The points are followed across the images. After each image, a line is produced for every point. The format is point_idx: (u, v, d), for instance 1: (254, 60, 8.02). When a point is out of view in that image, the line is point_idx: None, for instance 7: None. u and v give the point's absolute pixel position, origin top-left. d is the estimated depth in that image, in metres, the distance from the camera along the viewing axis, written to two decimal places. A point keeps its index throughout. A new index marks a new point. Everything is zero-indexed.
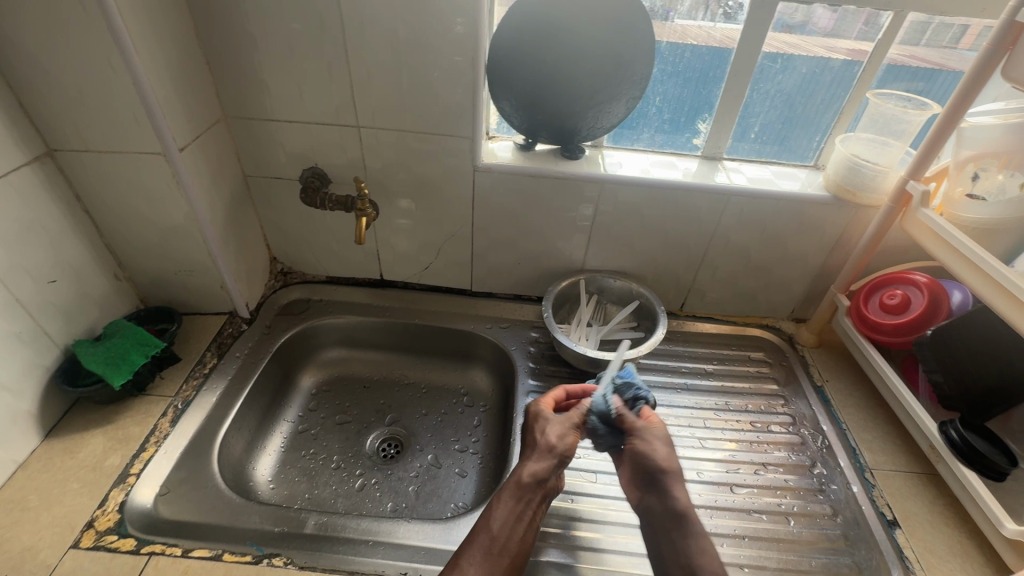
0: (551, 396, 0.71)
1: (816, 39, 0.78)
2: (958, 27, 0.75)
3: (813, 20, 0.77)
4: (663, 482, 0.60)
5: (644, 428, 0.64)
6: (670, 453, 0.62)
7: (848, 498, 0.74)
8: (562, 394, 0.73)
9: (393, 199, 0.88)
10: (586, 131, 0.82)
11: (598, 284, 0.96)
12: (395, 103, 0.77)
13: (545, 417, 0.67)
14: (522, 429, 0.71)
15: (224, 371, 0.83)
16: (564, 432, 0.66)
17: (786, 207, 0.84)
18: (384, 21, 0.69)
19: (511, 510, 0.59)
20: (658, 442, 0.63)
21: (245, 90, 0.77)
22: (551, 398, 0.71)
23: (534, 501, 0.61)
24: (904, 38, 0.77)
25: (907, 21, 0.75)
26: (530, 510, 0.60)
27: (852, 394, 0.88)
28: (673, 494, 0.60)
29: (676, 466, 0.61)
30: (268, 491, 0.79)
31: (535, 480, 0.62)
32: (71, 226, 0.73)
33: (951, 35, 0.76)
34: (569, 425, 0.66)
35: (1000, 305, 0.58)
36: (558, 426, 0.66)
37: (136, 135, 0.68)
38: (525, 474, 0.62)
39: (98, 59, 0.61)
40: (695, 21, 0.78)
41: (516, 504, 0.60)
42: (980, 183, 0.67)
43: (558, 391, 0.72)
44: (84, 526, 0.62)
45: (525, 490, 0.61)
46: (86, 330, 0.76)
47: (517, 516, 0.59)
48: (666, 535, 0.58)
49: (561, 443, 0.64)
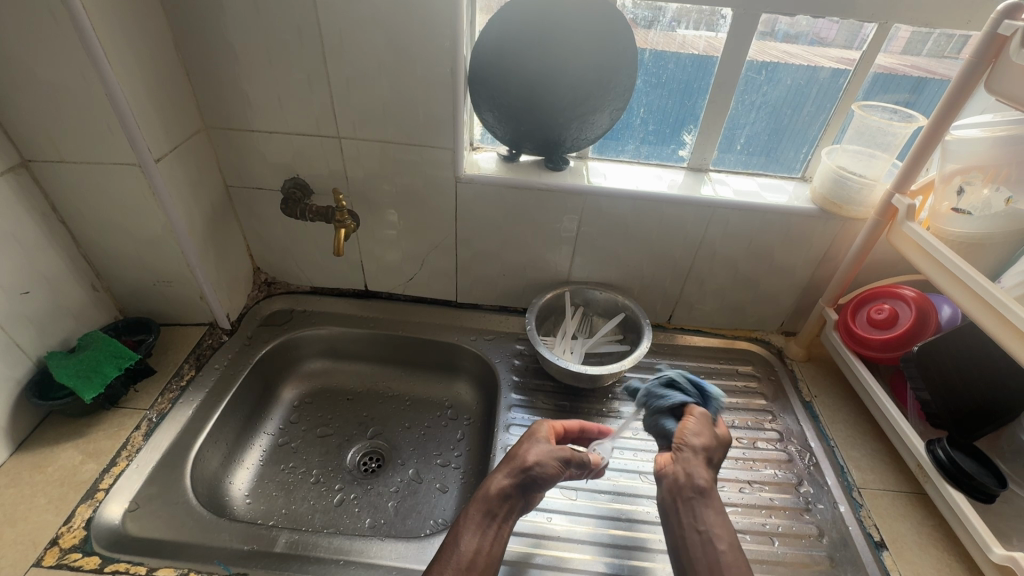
0: (561, 423, 0.70)
1: (815, 49, 0.77)
2: (959, 37, 0.74)
3: (815, 30, 0.76)
4: (693, 462, 0.59)
5: (701, 415, 0.62)
6: (716, 440, 0.60)
7: (835, 517, 0.72)
8: (575, 427, 0.71)
9: (375, 210, 0.88)
10: (570, 142, 0.82)
11: (583, 295, 0.95)
12: (375, 114, 0.77)
13: (534, 438, 0.66)
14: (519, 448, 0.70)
15: (202, 383, 0.82)
16: (546, 459, 0.63)
17: (771, 219, 0.83)
18: (363, 31, 0.69)
19: (476, 525, 0.59)
20: (707, 429, 0.61)
21: (225, 101, 0.77)
22: (557, 424, 0.69)
23: (498, 517, 0.60)
24: (906, 48, 0.76)
25: (905, 32, 0.75)
26: (494, 526, 0.60)
27: (842, 411, 0.87)
28: (698, 473, 0.58)
29: (714, 453, 0.60)
30: (243, 507, 0.77)
31: (501, 494, 0.61)
32: (47, 238, 0.72)
33: (953, 45, 0.75)
34: (557, 452, 0.64)
35: (988, 322, 0.57)
36: (542, 450, 0.64)
37: (111, 146, 0.68)
38: (493, 487, 0.62)
39: (71, 70, 0.61)
40: (696, 31, 0.77)
41: (481, 518, 0.60)
42: (965, 197, 0.66)
43: (571, 423, 0.71)
44: (47, 543, 0.61)
45: (492, 505, 0.61)
46: (60, 341, 0.75)
47: (481, 531, 0.59)
48: (681, 504, 0.59)
49: (537, 468, 0.62)
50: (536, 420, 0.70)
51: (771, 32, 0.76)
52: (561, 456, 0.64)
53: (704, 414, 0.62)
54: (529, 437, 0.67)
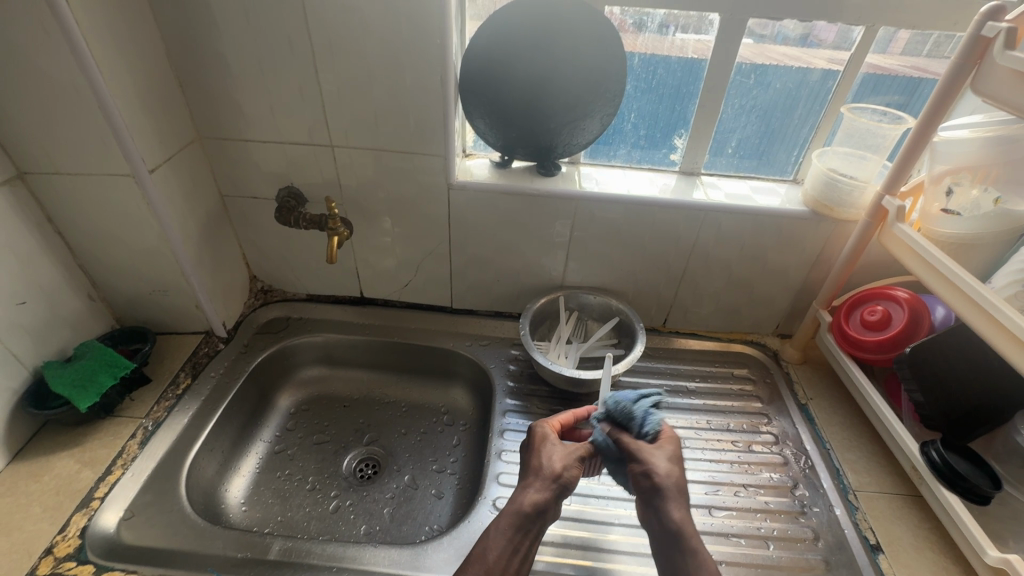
0: (559, 419, 0.70)
1: (817, 51, 0.78)
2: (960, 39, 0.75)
3: (815, 33, 0.76)
4: (658, 502, 0.58)
5: (640, 449, 0.61)
6: (667, 470, 0.59)
7: (831, 521, 0.71)
8: (570, 418, 0.71)
9: (369, 217, 0.88)
10: (562, 147, 0.82)
11: (577, 300, 0.95)
12: (367, 122, 0.77)
13: (552, 442, 0.65)
14: (523, 450, 0.68)
15: (197, 391, 0.83)
16: (570, 462, 0.63)
17: (763, 223, 0.83)
18: (353, 40, 0.70)
19: (508, 541, 0.58)
20: (656, 459, 0.60)
21: (219, 112, 0.78)
22: (556, 423, 0.69)
23: (531, 531, 0.59)
24: (905, 50, 0.77)
25: (906, 34, 0.75)
26: (525, 542, 0.59)
27: (838, 413, 0.86)
28: (667, 512, 0.57)
29: (675, 482, 0.58)
30: (239, 515, 0.78)
31: (535, 508, 0.60)
32: (44, 249, 0.73)
33: (953, 47, 0.76)
34: (577, 452, 0.65)
35: (980, 325, 0.56)
36: (563, 453, 0.64)
37: (106, 158, 0.69)
38: (526, 503, 0.60)
39: (65, 84, 0.62)
40: (695, 34, 0.78)
41: (512, 535, 0.58)
42: (954, 198, 0.66)
43: (567, 416, 0.71)
44: (42, 553, 0.61)
45: (526, 520, 0.59)
46: (57, 351, 0.76)
47: (514, 546, 0.58)
48: (664, 551, 0.57)
49: (566, 473, 0.62)
50: (535, 424, 0.68)
51: (772, 36, 0.77)
52: (582, 452, 0.65)
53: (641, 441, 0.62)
54: (546, 444, 0.65)
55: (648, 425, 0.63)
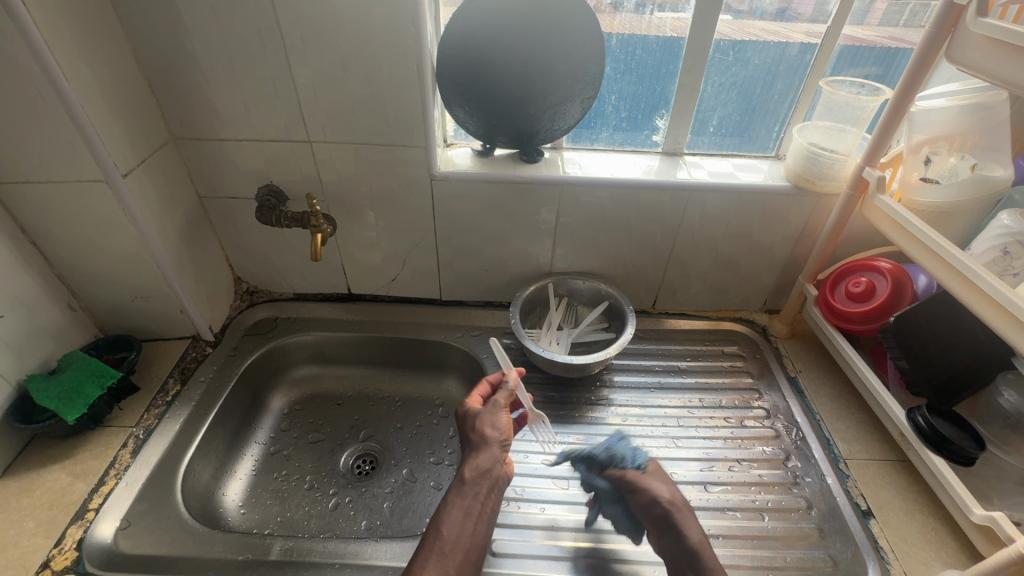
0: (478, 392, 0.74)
1: (796, 25, 0.78)
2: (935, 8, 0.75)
3: (794, 7, 0.76)
4: (673, 523, 0.63)
5: (640, 480, 0.68)
6: (669, 493, 0.66)
7: (823, 489, 0.73)
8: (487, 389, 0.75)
9: (352, 212, 0.87)
10: (543, 133, 0.82)
11: (566, 286, 0.95)
12: (345, 116, 0.76)
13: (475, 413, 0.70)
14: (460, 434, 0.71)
15: (188, 397, 0.82)
16: (495, 420, 0.69)
17: (748, 200, 0.83)
18: (324, 32, 0.68)
19: (460, 510, 0.61)
20: (658, 487, 0.67)
21: (191, 111, 0.76)
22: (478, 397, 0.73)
23: (481, 493, 0.63)
24: (882, 20, 0.77)
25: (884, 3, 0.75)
26: (479, 504, 0.62)
27: (826, 384, 0.88)
28: (684, 531, 0.63)
29: (678, 502, 0.66)
30: (238, 518, 0.77)
31: (477, 470, 0.64)
32: (19, 261, 0.71)
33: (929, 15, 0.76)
34: (499, 407, 0.70)
35: (962, 293, 0.57)
36: (488, 416, 0.69)
37: (76, 164, 0.67)
38: (467, 469, 0.64)
39: (26, 89, 0.60)
40: (674, 13, 0.77)
41: (463, 503, 0.61)
42: (933, 166, 0.67)
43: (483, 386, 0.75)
44: (38, 567, 0.61)
45: (468, 483, 0.63)
46: (39, 364, 0.74)
47: (465, 514, 0.61)
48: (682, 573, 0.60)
49: (493, 431, 0.67)
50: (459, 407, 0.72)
51: (750, 11, 0.77)
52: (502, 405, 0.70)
53: (637, 474, 0.68)
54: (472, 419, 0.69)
55: (638, 459, 0.70)
